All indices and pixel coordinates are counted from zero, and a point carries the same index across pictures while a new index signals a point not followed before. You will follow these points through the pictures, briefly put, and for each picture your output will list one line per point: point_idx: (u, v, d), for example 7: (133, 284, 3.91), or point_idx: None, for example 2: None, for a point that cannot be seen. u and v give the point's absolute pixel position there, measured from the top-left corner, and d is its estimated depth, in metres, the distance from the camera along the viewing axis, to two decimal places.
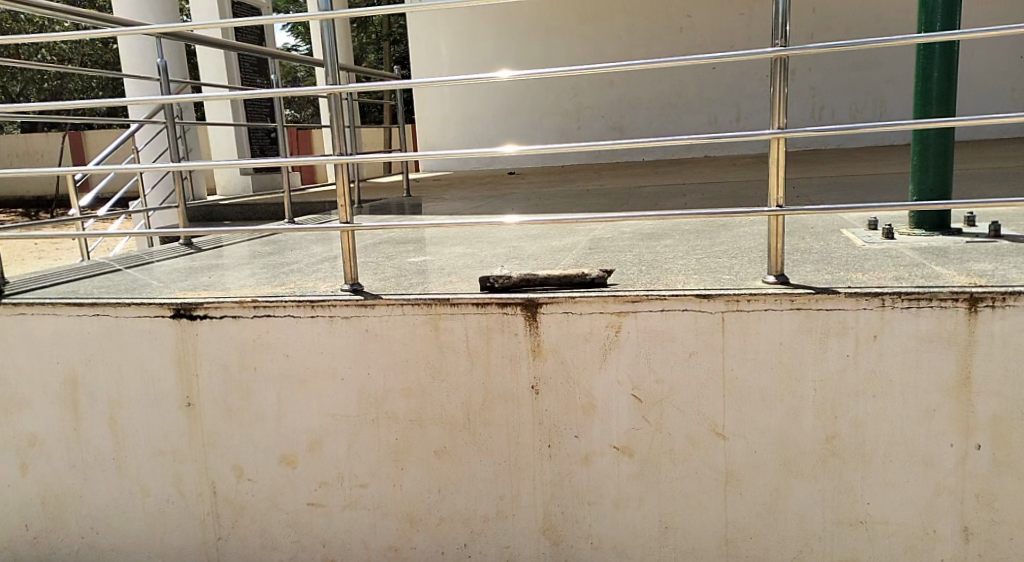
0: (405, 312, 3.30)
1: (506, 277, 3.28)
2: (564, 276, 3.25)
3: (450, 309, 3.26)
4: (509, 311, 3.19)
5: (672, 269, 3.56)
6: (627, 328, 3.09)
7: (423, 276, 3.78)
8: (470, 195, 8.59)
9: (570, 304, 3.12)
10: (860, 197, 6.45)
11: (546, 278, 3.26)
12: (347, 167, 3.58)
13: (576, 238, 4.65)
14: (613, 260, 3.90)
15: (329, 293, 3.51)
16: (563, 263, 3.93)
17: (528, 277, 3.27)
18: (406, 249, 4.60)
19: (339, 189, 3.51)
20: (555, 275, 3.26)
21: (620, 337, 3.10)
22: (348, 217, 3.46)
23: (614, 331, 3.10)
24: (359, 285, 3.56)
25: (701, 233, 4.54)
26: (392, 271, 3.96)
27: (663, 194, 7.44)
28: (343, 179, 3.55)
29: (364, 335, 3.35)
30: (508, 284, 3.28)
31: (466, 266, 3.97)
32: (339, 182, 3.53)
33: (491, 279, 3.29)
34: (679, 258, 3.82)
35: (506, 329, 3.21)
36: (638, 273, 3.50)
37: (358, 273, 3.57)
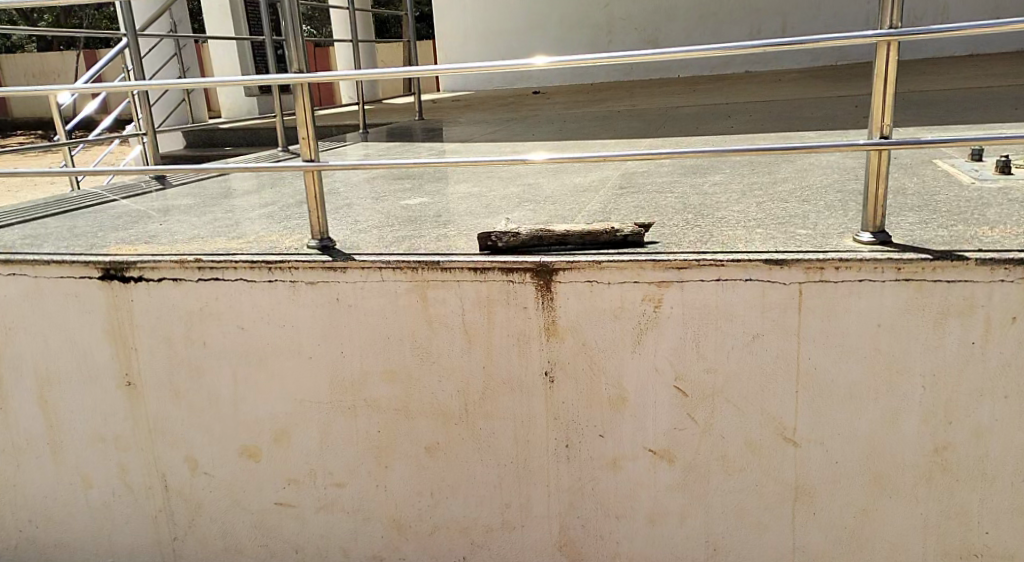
0: (384, 278, 2.57)
1: (514, 234, 2.53)
2: (589, 232, 2.50)
3: (440, 275, 2.53)
4: (515, 279, 2.47)
5: (728, 218, 2.79)
6: (670, 302, 2.35)
7: (414, 227, 3.04)
8: (488, 117, 7.74)
9: (594, 271, 2.39)
10: (933, 119, 5.55)
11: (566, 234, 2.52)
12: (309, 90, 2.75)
13: (608, 176, 3.87)
14: (648, 205, 3.13)
15: (290, 251, 2.78)
16: (589, 209, 3.16)
17: (541, 233, 2.53)
18: (401, 190, 3.84)
19: (301, 121, 2.74)
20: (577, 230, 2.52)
21: (660, 312, 2.36)
22: (312, 155, 2.75)
23: (652, 306, 2.36)
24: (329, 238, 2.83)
25: (757, 167, 3.73)
26: (378, 219, 3.22)
27: (704, 115, 6.57)
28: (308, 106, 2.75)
29: (333, 306, 2.64)
30: (516, 242, 2.53)
31: (468, 213, 3.22)
32: (300, 111, 2.74)
33: (495, 236, 2.53)
34: (735, 203, 3.03)
35: (512, 301, 2.49)
36: (684, 224, 2.73)
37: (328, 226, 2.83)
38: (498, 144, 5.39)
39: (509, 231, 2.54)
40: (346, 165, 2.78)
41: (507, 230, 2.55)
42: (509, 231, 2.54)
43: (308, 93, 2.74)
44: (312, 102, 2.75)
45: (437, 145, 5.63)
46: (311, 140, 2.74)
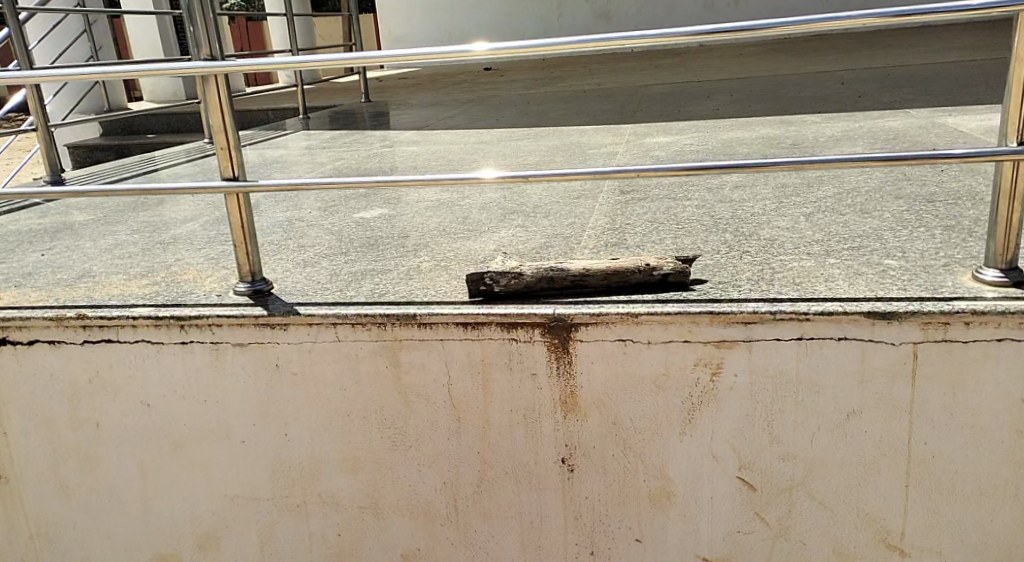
0: (340, 337, 1.92)
1: (514, 275, 1.90)
2: (614, 272, 1.88)
3: (417, 333, 1.88)
4: (520, 336, 1.85)
5: (779, 239, 2.20)
6: (733, 367, 1.75)
7: (374, 255, 2.36)
8: (442, 99, 7.02)
9: (628, 327, 1.78)
10: (938, 95, 5.04)
11: (584, 275, 1.89)
12: (227, 84, 2.02)
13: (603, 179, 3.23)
14: (667, 220, 2.51)
15: (210, 297, 2.08)
16: (593, 226, 2.52)
17: (549, 273, 1.90)
18: (353, 199, 3.14)
19: (217, 126, 2.01)
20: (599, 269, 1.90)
21: (718, 381, 1.76)
22: (233, 173, 2.03)
23: (708, 373, 1.76)
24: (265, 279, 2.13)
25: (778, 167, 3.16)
26: (329, 242, 2.55)
27: (681, 95, 5.98)
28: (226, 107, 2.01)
29: (271, 374, 1.97)
30: (517, 286, 1.90)
31: (440, 233, 2.55)
32: (215, 112, 2.00)
33: (489, 278, 1.89)
34: (777, 216, 2.42)
35: (516, 366, 1.87)
36: (729, 250, 2.13)
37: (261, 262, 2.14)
38: (461, 134, 4.70)
39: (507, 270, 1.90)
40: (281, 183, 2.09)
41: (503, 270, 1.91)
42: (507, 271, 1.90)
43: (224, 90, 2.00)
44: (230, 101, 2.02)
45: (389, 135, 4.90)
46: (234, 154, 2.03)
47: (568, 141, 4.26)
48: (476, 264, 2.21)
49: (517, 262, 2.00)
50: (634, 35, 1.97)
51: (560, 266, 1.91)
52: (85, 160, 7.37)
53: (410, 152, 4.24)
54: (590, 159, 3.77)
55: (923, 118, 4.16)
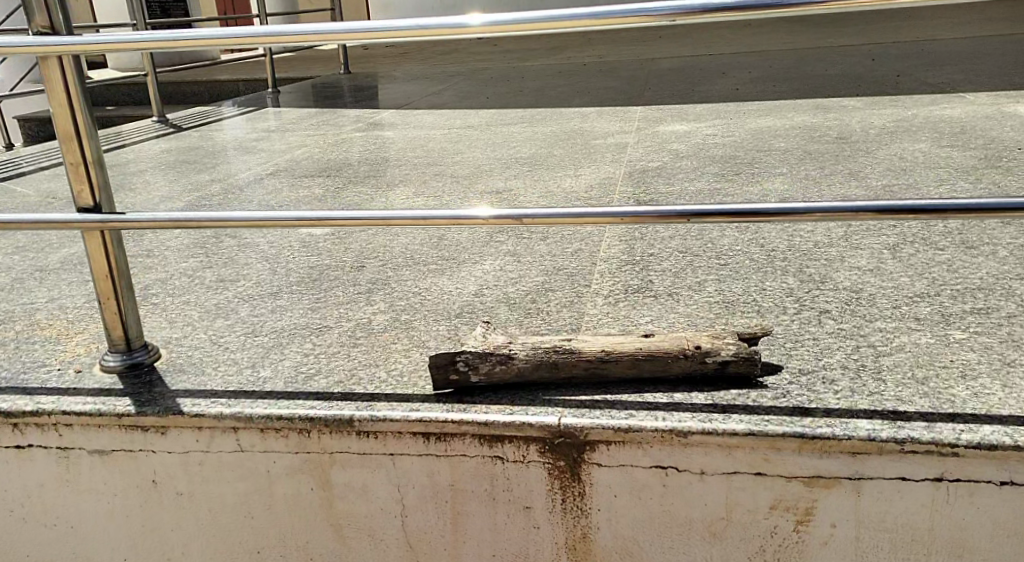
0: (244, 446, 1.32)
1: (500, 357, 1.31)
2: (649, 357, 1.29)
3: (356, 444, 1.29)
4: (506, 455, 1.26)
5: (867, 292, 1.61)
6: (828, 514, 1.18)
7: (313, 296, 1.74)
8: (426, 71, 6.35)
9: (673, 449, 1.20)
10: (987, 76, 4.45)
11: (604, 361, 1.30)
12: (78, 69, 1.33)
13: (615, 184, 2.60)
14: (703, 251, 1.90)
15: (64, 379, 1.45)
16: (607, 257, 1.91)
17: (553, 356, 1.31)
18: (301, 204, 2.50)
19: (63, 133, 1.34)
20: (627, 351, 1.30)
21: (801, 530, 1.20)
22: (91, 200, 1.38)
23: (790, 519, 1.20)
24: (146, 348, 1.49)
25: (831, 172, 2.55)
26: (257, 270, 1.92)
27: (693, 70, 5.34)
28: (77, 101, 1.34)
29: (146, 495, 1.37)
30: (505, 375, 1.30)
31: (405, 264, 1.93)
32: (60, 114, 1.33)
33: (462, 365, 1.29)
34: (847, 252, 1.84)
35: (501, 496, 1.29)
36: (802, 310, 1.54)
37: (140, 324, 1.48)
38: (445, 116, 4.04)
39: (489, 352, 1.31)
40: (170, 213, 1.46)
41: (485, 348, 1.32)
42: (489, 352, 1.31)
43: (75, 79, 1.32)
44: (83, 94, 1.34)
45: (362, 115, 4.24)
46: (90, 173, 1.37)
47: (570, 127, 3.62)
48: (450, 319, 1.59)
49: (501, 333, 1.39)
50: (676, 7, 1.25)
51: (568, 346, 1.32)
52: (32, 134, 6.63)
53: (383, 137, 3.58)
54: (597, 151, 3.14)
55: (982, 105, 3.57)
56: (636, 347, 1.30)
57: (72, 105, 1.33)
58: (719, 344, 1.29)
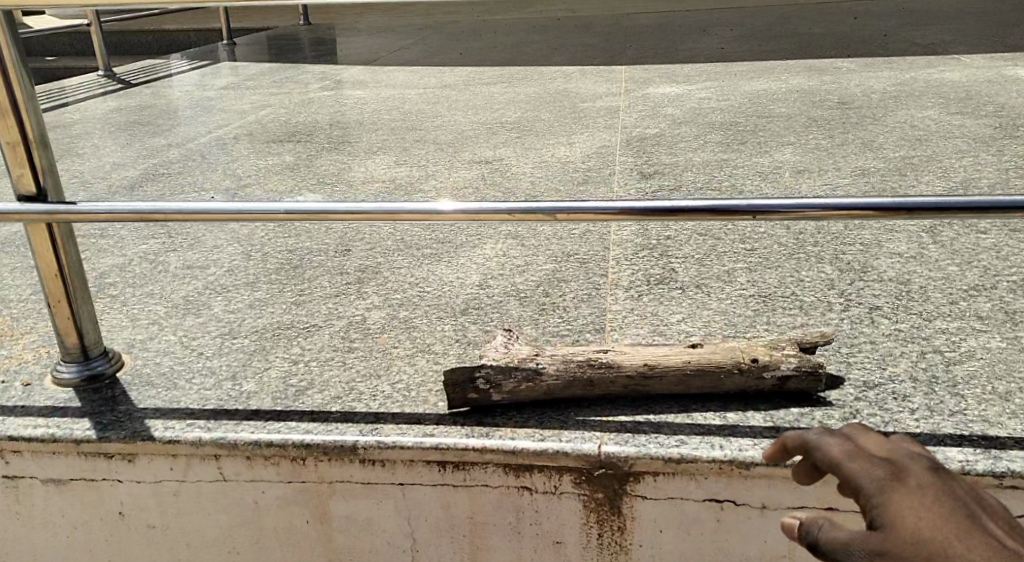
0: (227, 474, 1.12)
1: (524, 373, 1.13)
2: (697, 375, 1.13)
3: (359, 474, 1.11)
4: (535, 485, 1.09)
5: (916, 283, 1.46)
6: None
7: (296, 287, 1.53)
8: (390, 24, 6.04)
9: (732, 481, 1.04)
10: (973, 35, 4.34)
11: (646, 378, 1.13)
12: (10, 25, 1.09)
13: (612, 154, 2.42)
14: (725, 233, 1.73)
15: (8, 395, 1.22)
16: (620, 242, 1.73)
17: (587, 371, 1.14)
18: (271, 174, 2.27)
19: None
20: (673, 368, 1.13)
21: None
22: (35, 185, 1.15)
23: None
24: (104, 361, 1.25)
25: (841, 140, 2.39)
26: (229, 255, 1.70)
27: (670, 26, 5.14)
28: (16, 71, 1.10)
29: (111, 529, 1.16)
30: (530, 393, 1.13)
31: (396, 248, 1.73)
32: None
33: (481, 384, 1.12)
34: (883, 236, 1.68)
35: (528, 530, 1.12)
36: (851, 306, 1.38)
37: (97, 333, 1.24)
38: (418, 75, 3.79)
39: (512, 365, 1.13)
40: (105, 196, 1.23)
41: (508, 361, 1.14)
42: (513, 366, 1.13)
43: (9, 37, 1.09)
44: (19, 56, 1.11)
45: (328, 71, 3.96)
46: (34, 154, 1.13)
47: (553, 88, 3.41)
48: (455, 318, 1.41)
49: (522, 340, 1.21)
50: None
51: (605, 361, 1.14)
52: None
53: (354, 97, 3.34)
54: (586, 115, 2.94)
55: (977, 67, 3.44)
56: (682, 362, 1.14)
57: (6, 74, 1.09)
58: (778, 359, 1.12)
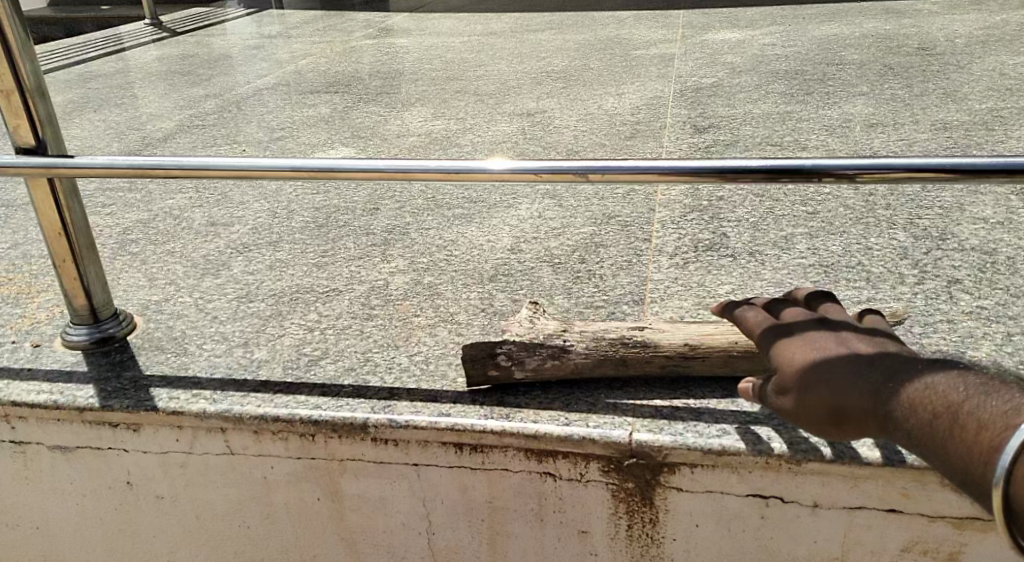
0: (234, 449, 1.06)
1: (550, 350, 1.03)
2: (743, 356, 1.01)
3: (372, 453, 1.03)
4: (560, 472, 1.00)
5: (1001, 252, 1.30)
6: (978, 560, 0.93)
7: (319, 248, 1.46)
8: None
9: (780, 476, 0.92)
10: None
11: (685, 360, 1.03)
12: None
13: (665, 106, 2.27)
14: (784, 194, 1.59)
15: (16, 357, 1.17)
16: (667, 203, 1.61)
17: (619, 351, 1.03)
18: (306, 126, 2.19)
19: None
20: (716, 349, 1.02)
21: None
22: (33, 137, 1.08)
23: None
24: (116, 322, 1.20)
25: (918, 90, 2.19)
26: (255, 211, 1.63)
27: None
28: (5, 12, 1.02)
29: (120, 498, 1.12)
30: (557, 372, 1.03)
31: (429, 208, 1.64)
32: None
33: (503, 361, 1.03)
34: (965, 198, 1.50)
35: (552, 518, 1.03)
36: (923, 277, 1.24)
37: (107, 294, 1.19)
38: (467, 22, 3.65)
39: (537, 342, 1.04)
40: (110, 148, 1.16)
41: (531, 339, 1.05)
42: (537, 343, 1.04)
43: None
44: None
45: (375, 19, 3.85)
46: (29, 104, 1.06)
47: (607, 35, 3.23)
48: (483, 285, 1.32)
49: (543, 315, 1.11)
50: None
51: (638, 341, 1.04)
52: None
53: (399, 45, 3.22)
54: (639, 63, 2.78)
55: None
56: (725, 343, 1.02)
57: None
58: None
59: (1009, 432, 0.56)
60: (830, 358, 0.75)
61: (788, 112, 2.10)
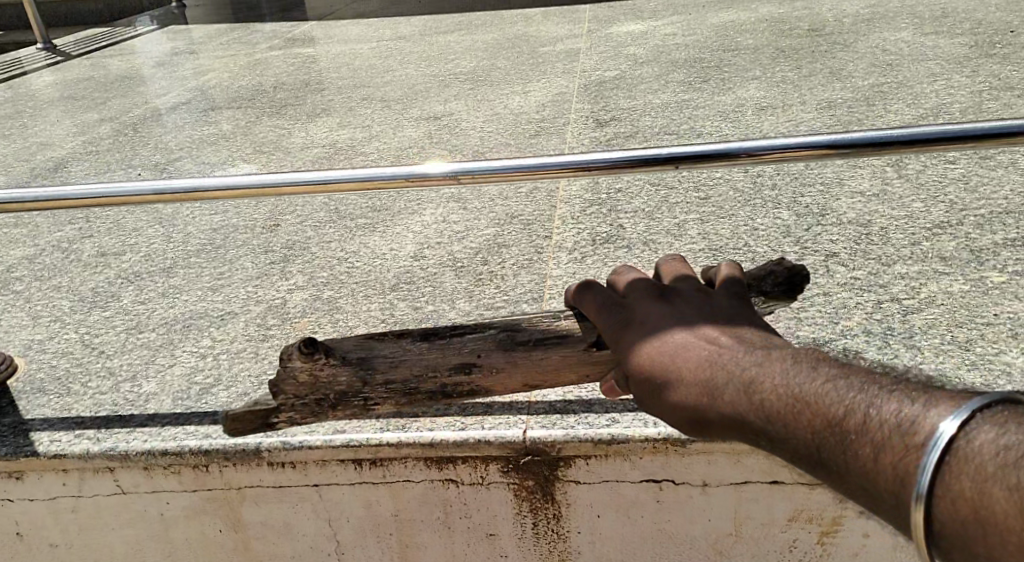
0: (125, 487, 1.03)
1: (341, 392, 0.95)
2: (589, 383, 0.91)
3: (269, 476, 1.01)
4: (460, 478, 1.00)
5: (879, 223, 1.35)
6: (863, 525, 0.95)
7: (215, 271, 1.43)
8: None
9: (668, 461, 0.94)
10: None
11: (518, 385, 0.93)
12: None
13: (569, 102, 2.28)
14: (680, 181, 1.62)
15: None
16: (567, 198, 1.62)
17: (442, 379, 0.94)
18: (206, 145, 2.14)
19: None
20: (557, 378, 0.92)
21: (825, 543, 0.97)
22: None
23: (813, 532, 0.96)
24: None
25: (809, 69, 2.25)
26: (149, 236, 1.59)
27: None
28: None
29: (11, 549, 1.08)
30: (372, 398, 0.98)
31: (329, 220, 1.62)
32: None
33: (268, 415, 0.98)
34: (846, 173, 1.56)
35: (458, 524, 1.03)
36: (807, 255, 1.28)
37: None
38: (375, 28, 3.61)
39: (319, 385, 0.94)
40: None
41: (324, 366, 0.94)
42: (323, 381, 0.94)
43: None
44: None
45: (281, 30, 3.78)
46: None
47: (513, 34, 3.24)
48: (383, 295, 1.31)
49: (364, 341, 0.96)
50: None
51: (466, 363, 0.93)
52: None
53: (304, 55, 3.18)
54: (543, 60, 2.79)
55: None
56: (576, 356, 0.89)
57: None
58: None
59: (913, 432, 0.43)
60: (683, 355, 0.60)
61: (685, 100, 2.14)
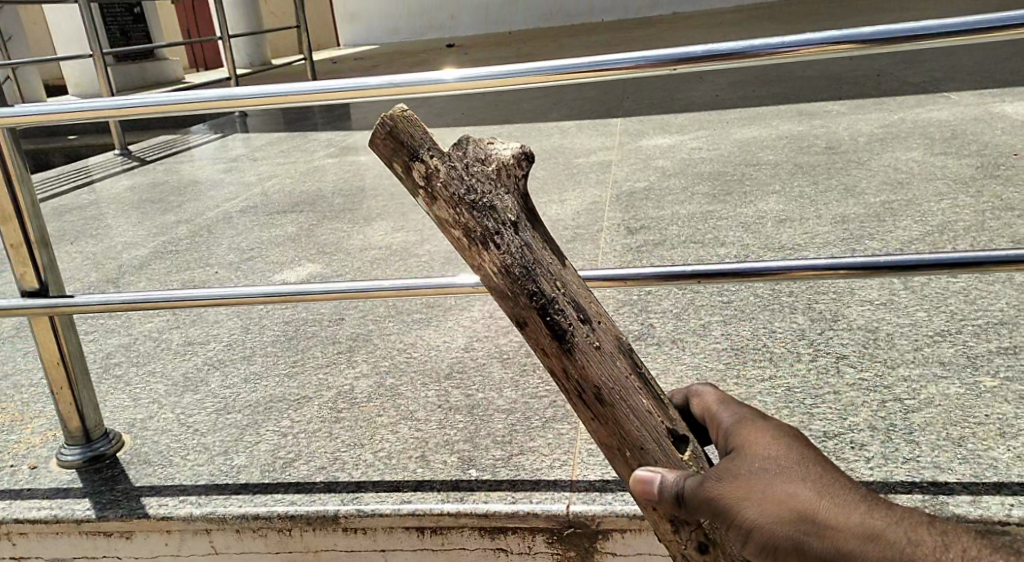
0: (218, 548, 1.18)
1: (476, 217, 0.87)
2: (628, 455, 0.87)
3: (344, 540, 1.16)
4: (510, 546, 1.14)
5: (883, 329, 1.51)
6: None
7: (290, 359, 1.61)
8: None
9: None
10: (967, 62, 4.33)
11: (585, 386, 0.87)
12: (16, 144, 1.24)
13: (602, 211, 2.49)
14: (704, 286, 1.79)
15: (16, 479, 1.28)
16: (602, 300, 1.80)
17: (563, 297, 0.87)
18: (274, 245, 2.37)
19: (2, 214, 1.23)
20: (624, 423, 0.86)
21: None
22: (39, 281, 1.27)
23: None
24: (105, 438, 1.32)
25: (823, 185, 2.45)
26: (230, 327, 1.78)
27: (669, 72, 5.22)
28: (15, 171, 1.24)
29: None
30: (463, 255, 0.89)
31: (388, 315, 1.81)
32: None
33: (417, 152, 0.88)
34: (856, 282, 1.72)
35: None
36: (818, 355, 1.44)
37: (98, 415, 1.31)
38: None
39: (480, 198, 0.86)
40: (106, 299, 1.23)
41: (513, 177, 0.88)
42: (484, 200, 0.87)
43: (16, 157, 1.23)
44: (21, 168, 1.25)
45: (335, 138, 4.09)
46: (35, 254, 1.26)
47: (550, 145, 3.50)
48: (439, 383, 1.48)
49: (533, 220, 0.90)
50: (680, 53, 1.12)
51: (592, 315, 0.88)
52: None
53: (357, 162, 3.46)
54: (578, 170, 3.03)
55: (966, 102, 3.48)
56: (658, 425, 0.87)
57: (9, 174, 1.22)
58: (679, 553, 0.86)
59: None
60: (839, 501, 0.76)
61: (709, 212, 2.34)
